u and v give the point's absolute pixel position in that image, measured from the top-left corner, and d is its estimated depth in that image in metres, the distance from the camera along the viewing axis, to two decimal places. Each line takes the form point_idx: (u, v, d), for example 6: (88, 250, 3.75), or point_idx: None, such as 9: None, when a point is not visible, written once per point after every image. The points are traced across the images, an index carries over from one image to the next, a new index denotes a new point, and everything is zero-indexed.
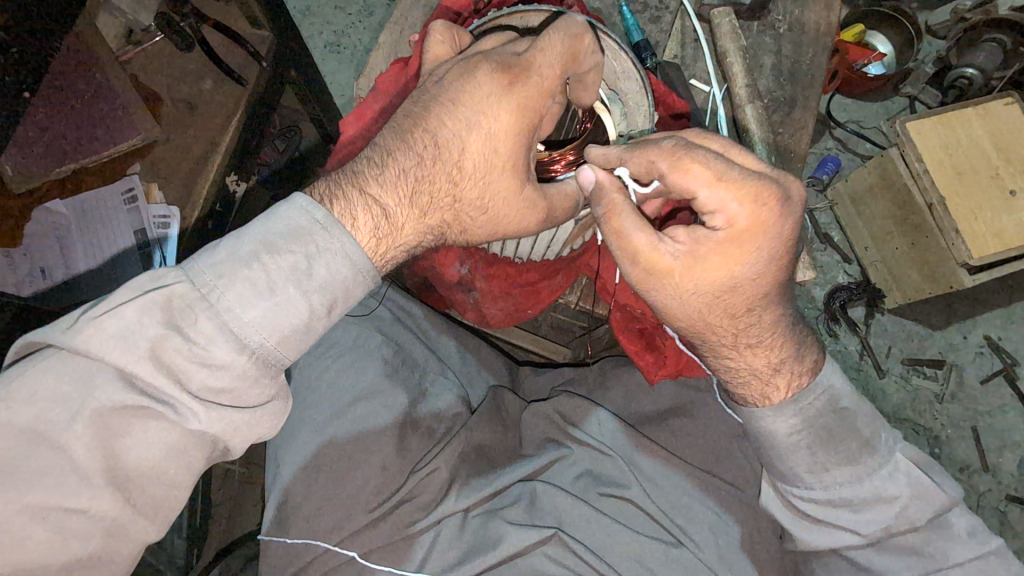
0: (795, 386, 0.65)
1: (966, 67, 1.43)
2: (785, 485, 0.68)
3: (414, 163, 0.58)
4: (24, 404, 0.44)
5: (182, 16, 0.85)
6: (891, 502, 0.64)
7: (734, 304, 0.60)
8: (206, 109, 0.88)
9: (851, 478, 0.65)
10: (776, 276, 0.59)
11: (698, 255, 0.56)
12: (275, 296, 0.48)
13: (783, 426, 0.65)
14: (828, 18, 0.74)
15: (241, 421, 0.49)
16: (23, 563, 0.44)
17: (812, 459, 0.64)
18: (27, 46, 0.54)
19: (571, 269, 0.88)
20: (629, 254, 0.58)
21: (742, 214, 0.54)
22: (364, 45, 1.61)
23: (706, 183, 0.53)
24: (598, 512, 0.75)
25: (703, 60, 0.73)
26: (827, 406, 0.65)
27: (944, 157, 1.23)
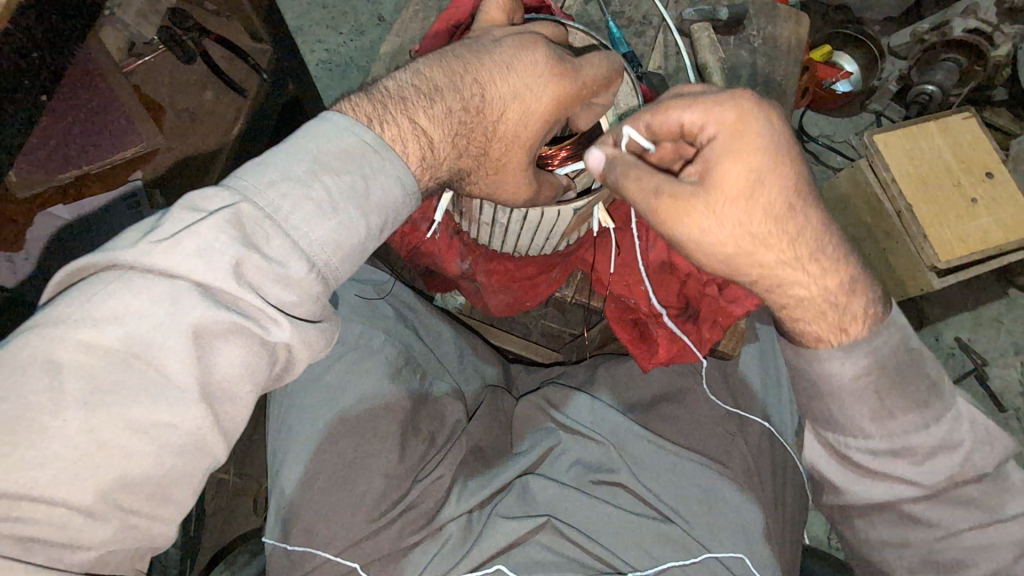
0: (865, 323, 0.62)
1: (926, 84, 1.52)
2: (843, 441, 0.67)
3: (459, 107, 0.61)
4: (111, 320, 0.44)
5: (184, 30, 0.90)
6: (956, 450, 0.64)
7: (770, 205, 0.57)
8: (207, 118, 0.92)
9: (918, 425, 0.63)
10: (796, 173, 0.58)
11: (710, 163, 0.57)
12: (338, 213, 0.52)
13: (850, 369, 0.61)
14: (798, 34, 0.80)
15: (312, 332, 0.52)
16: (121, 479, 0.44)
17: (880, 405, 0.63)
18: (48, 53, 0.56)
19: (568, 264, 0.92)
20: (663, 199, 0.57)
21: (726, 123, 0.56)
22: (356, 63, 1.65)
23: (685, 107, 0.58)
24: (592, 496, 0.78)
25: (685, 71, 0.77)
26: (898, 348, 0.62)
27: (909, 168, 1.31)
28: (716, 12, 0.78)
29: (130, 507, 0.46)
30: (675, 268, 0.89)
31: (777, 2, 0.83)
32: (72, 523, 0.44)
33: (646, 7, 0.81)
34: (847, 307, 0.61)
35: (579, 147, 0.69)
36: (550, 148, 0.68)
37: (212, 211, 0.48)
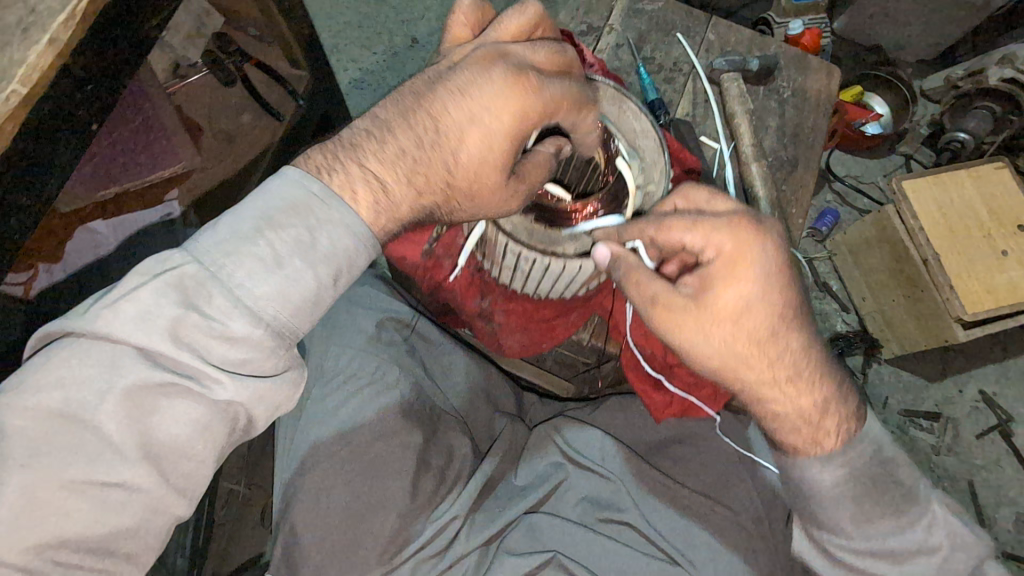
0: (844, 433, 0.66)
1: (957, 131, 1.52)
2: (821, 536, 0.69)
3: (413, 143, 0.59)
4: (53, 387, 0.46)
5: (227, 54, 0.94)
6: (933, 554, 0.65)
7: (754, 330, 0.60)
8: (245, 141, 0.97)
9: (894, 528, 0.66)
10: (785, 295, 0.60)
11: (706, 285, 0.60)
12: (285, 268, 0.51)
13: (828, 476, 0.66)
14: (828, 87, 0.80)
15: (263, 388, 0.52)
16: (61, 537, 0.46)
17: (855, 510, 0.66)
18: (103, 87, 0.60)
19: (587, 308, 0.92)
20: (655, 306, 0.62)
21: (724, 255, 0.59)
22: (387, 83, 1.69)
23: (687, 229, 0.59)
24: (600, 535, 0.77)
25: (713, 119, 0.78)
26: (872, 457, 0.66)
27: (938, 216, 1.29)
28: (747, 62, 0.78)
29: (73, 562, 0.46)
30: None
31: (808, 54, 0.83)
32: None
33: (677, 54, 0.81)
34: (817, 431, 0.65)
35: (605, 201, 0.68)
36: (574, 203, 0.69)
37: (155, 274, 0.49)
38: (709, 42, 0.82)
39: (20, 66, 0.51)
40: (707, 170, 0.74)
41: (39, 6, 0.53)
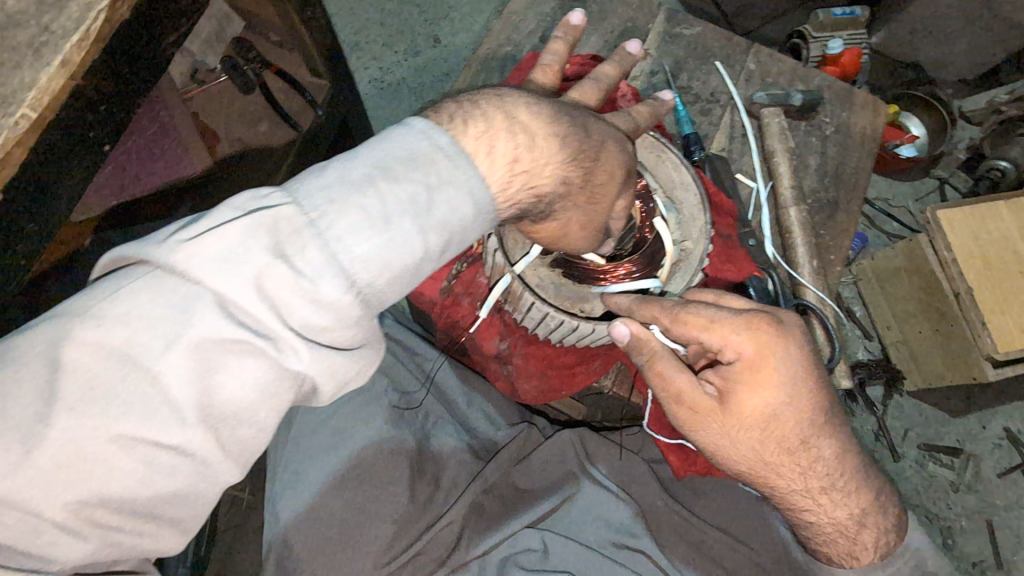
0: (881, 543, 0.68)
1: (999, 159, 1.46)
2: None
3: (566, 117, 0.57)
4: (122, 323, 0.42)
5: (247, 61, 0.90)
6: None
7: (785, 439, 0.62)
8: (258, 151, 0.93)
9: None
10: (811, 402, 0.61)
11: (731, 386, 0.60)
12: (390, 227, 0.47)
13: None
14: (875, 124, 0.76)
15: (338, 361, 0.48)
16: (103, 495, 0.42)
17: None
18: (117, 108, 0.57)
19: (609, 356, 0.89)
20: (680, 403, 0.62)
21: (748, 357, 0.59)
22: (408, 83, 1.65)
23: (703, 330, 0.58)
24: (612, 562, 0.76)
25: (751, 156, 0.74)
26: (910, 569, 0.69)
27: (974, 249, 1.23)
28: (789, 96, 0.74)
29: (110, 523, 0.43)
30: None
31: (855, 88, 0.79)
32: (45, 533, 0.41)
33: (715, 83, 0.77)
34: (840, 519, 0.67)
35: (642, 261, 0.67)
36: (609, 264, 0.67)
37: (253, 212, 0.46)
38: (750, 72, 0.78)
39: (32, 88, 0.49)
40: (741, 212, 0.70)
41: (52, 24, 0.50)
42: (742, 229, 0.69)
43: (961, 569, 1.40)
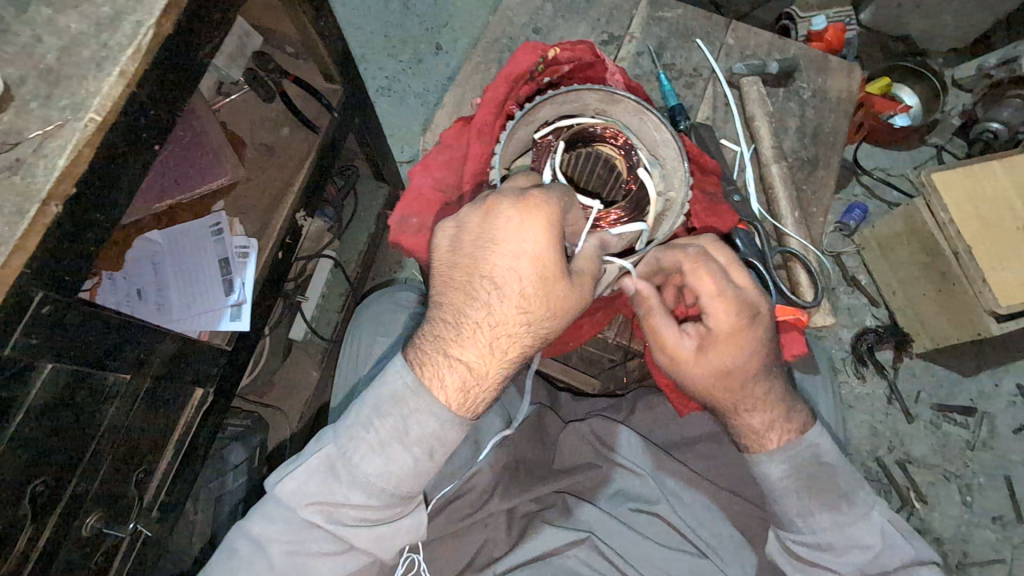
0: (785, 438, 0.69)
1: (990, 122, 1.49)
2: (782, 534, 0.73)
3: None
4: None
5: (267, 72, 0.99)
6: (867, 549, 0.69)
7: (728, 384, 0.67)
8: (283, 152, 1.00)
9: (831, 522, 0.69)
10: (727, 355, 0.65)
11: (720, 337, 0.64)
12: None
13: (774, 470, 0.69)
14: (849, 87, 0.82)
15: None
16: None
17: (799, 498, 0.69)
18: (164, 110, 0.64)
19: (613, 306, 0.73)
20: (582, 294, 0.56)
21: (730, 324, 0.63)
22: (414, 90, 1.74)
23: (707, 295, 0.63)
24: (628, 526, 0.84)
25: (733, 123, 0.80)
26: (809, 459, 0.68)
27: (970, 208, 1.26)
28: (766, 66, 0.80)
29: None
30: None
31: (828, 54, 0.84)
32: None
33: (696, 59, 0.83)
34: (766, 425, 0.69)
35: (633, 210, 0.58)
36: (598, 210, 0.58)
37: None
38: (729, 47, 0.84)
39: (97, 96, 0.57)
40: (727, 171, 0.75)
41: (109, 41, 0.59)
42: (728, 186, 0.73)
43: (980, 524, 1.43)
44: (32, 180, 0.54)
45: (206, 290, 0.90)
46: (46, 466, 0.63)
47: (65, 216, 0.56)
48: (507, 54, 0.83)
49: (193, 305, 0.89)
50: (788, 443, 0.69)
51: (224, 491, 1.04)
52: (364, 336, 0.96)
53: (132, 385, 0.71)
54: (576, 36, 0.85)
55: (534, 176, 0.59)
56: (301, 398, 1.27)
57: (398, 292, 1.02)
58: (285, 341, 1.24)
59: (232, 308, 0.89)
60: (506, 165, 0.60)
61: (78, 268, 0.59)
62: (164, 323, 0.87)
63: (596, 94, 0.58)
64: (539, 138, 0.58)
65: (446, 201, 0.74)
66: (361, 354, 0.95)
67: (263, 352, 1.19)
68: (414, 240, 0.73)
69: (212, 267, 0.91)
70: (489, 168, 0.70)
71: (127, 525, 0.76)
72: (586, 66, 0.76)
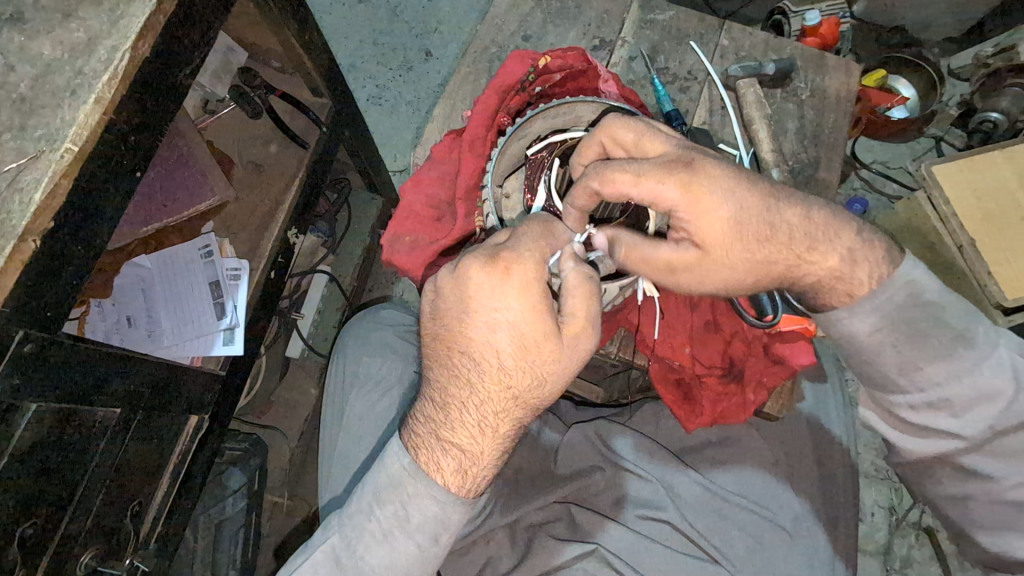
0: (876, 277, 0.56)
1: (989, 111, 1.46)
2: (884, 397, 0.62)
3: None
4: None
5: (253, 88, 0.98)
6: (997, 400, 0.56)
7: (765, 235, 0.55)
8: (272, 170, 0.97)
9: (947, 375, 0.57)
10: (718, 217, 0.54)
11: (686, 209, 0.54)
12: None
13: (861, 326, 0.57)
14: (848, 86, 0.80)
15: None
16: None
17: (901, 358, 0.57)
18: (143, 135, 0.62)
19: (613, 322, 0.71)
20: (574, 354, 0.55)
21: (674, 188, 0.53)
22: (405, 97, 1.71)
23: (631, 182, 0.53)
24: (638, 534, 0.82)
25: (731, 127, 0.78)
26: (908, 300, 0.56)
27: (972, 202, 1.25)
28: (763, 67, 0.78)
29: None
30: (721, 326, 0.72)
31: (825, 51, 0.82)
32: None
33: (691, 62, 0.81)
34: (835, 265, 0.56)
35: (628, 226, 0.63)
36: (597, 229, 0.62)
37: None
38: (724, 48, 0.82)
39: (72, 125, 0.55)
40: None
41: (85, 68, 0.57)
42: None
43: None
44: (7, 217, 0.52)
45: (198, 314, 0.88)
46: (35, 508, 0.61)
47: (45, 251, 0.54)
48: (497, 63, 0.81)
49: (184, 330, 0.87)
50: (877, 281, 0.56)
51: (224, 517, 1.01)
52: (351, 356, 0.95)
53: (125, 417, 0.69)
54: (566, 42, 0.83)
55: (527, 193, 0.60)
56: (299, 416, 1.25)
57: (384, 308, 1.01)
58: (281, 360, 1.22)
59: (225, 332, 0.87)
60: (499, 182, 0.60)
61: (58, 304, 0.57)
62: (156, 351, 0.84)
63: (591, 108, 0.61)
64: (532, 155, 0.60)
65: (439, 217, 0.72)
66: (352, 372, 0.94)
67: (259, 372, 1.17)
68: (406, 259, 0.71)
69: (204, 291, 0.89)
70: (481, 183, 0.68)
71: (124, 561, 0.75)
72: (578, 74, 0.74)
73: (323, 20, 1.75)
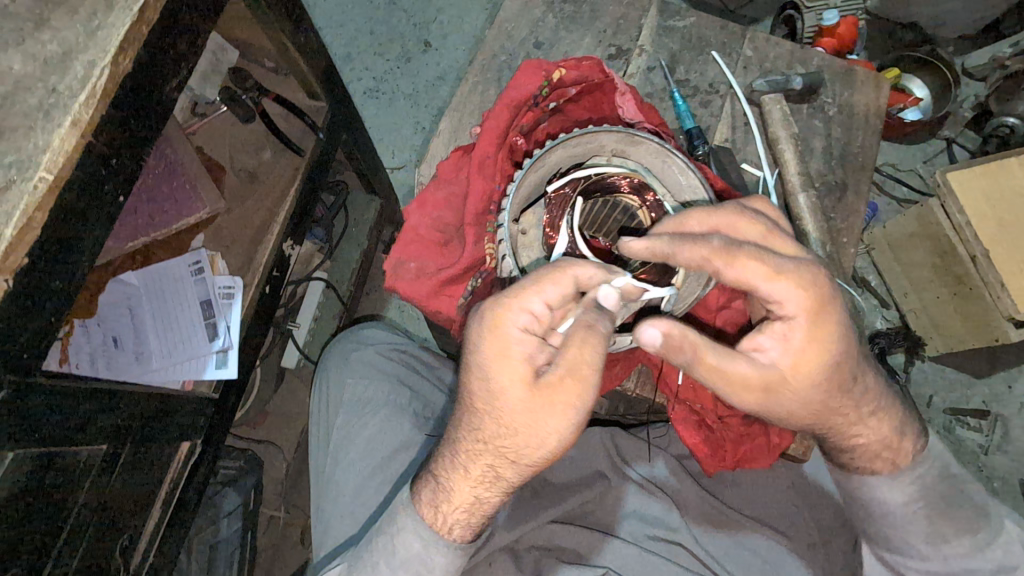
0: (903, 457, 0.64)
1: (1006, 116, 1.44)
2: (891, 555, 0.68)
3: None
4: None
5: (245, 90, 0.93)
6: (1014, 574, 0.63)
7: (844, 396, 0.57)
8: (265, 178, 0.92)
9: (971, 547, 0.64)
10: (839, 378, 0.55)
11: (795, 360, 0.53)
12: None
13: (898, 496, 0.65)
14: (878, 101, 0.75)
15: None
16: None
17: (930, 529, 0.64)
18: (127, 158, 0.57)
19: (632, 358, 0.70)
20: (554, 410, 0.49)
21: (806, 309, 0.51)
22: (403, 91, 1.65)
23: (763, 277, 0.50)
24: (652, 556, 0.78)
25: (754, 145, 0.74)
26: (939, 478, 0.65)
27: (992, 211, 1.20)
28: (790, 82, 0.73)
29: None
30: None
31: (855, 64, 0.78)
32: None
33: (712, 74, 0.77)
34: (878, 442, 0.63)
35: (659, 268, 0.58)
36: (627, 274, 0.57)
37: None
38: (747, 59, 0.77)
39: (47, 152, 0.50)
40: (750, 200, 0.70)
41: (59, 85, 0.52)
42: None
43: None
44: None
45: (189, 335, 0.85)
46: (12, 559, 0.57)
47: (19, 290, 0.50)
48: (507, 73, 0.76)
49: (176, 351, 0.84)
50: (910, 463, 0.64)
51: (218, 538, 0.99)
52: (336, 377, 0.92)
53: (109, 455, 0.65)
54: (581, 50, 0.78)
55: (547, 230, 0.57)
56: (296, 427, 1.22)
57: (368, 328, 0.97)
58: (276, 370, 1.19)
59: (218, 354, 0.83)
60: (516, 217, 0.56)
61: (37, 343, 0.53)
62: (145, 374, 0.80)
63: (613, 136, 0.57)
64: (553, 191, 0.57)
65: (446, 241, 0.68)
66: (339, 394, 0.90)
67: (254, 384, 1.13)
68: (410, 287, 0.67)
69: (196, 309, 0.85)
70: (492, 207, 0.64)
71: None
72: (595, 87, 0.69)
73: (317, 7, 1.67)
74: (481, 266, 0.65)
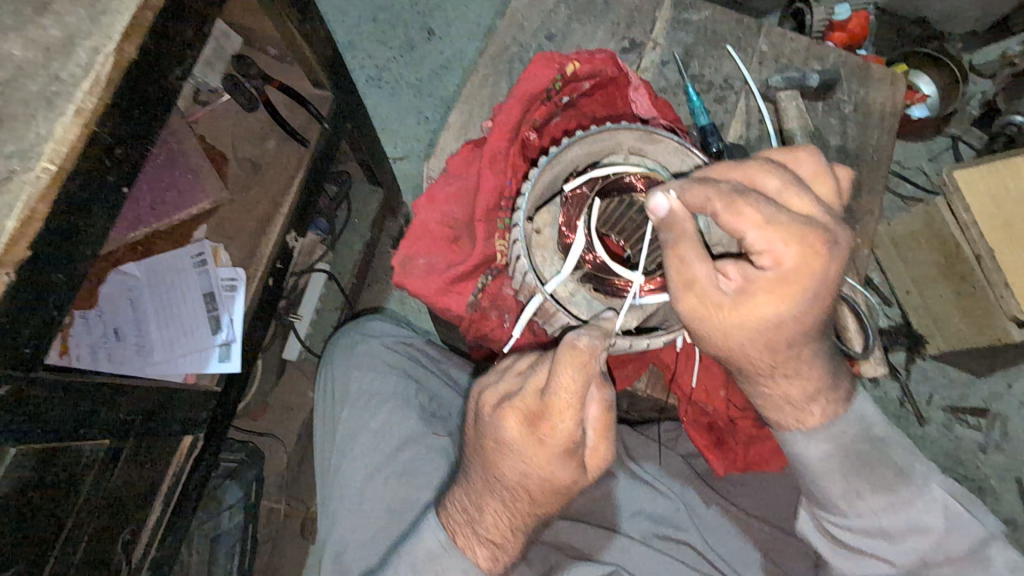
0: (831, 413, 0.61)
1: (1013, 115, 1.43)
2: (817, 511, 0.66)
3: None
4: None
5: (248, 77, 0.90)
6: (927, 532, 0.61)
7: (774, 348, 0.54)
8: (269, 168, 0.90)
9: (884, 504, 0.62)
10: (783, 329, 0.52)
11: (756, 293, 0.51)
12: None
13: (813, 452, 0.61)
14: (893, 99, 0.74)
15: None
16: None
17: (844, 485, 0.62)
18: (131, 147, 0.55)
19: (645, 359, 0.72)
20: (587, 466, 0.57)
21: (789, 256, 0.48)
22: (405, 79, 1.63)
23: (757, 225, 0.48)
24: (661, 554, 0.79)
25: (768, 142, 0.73)
26: (860, 436, 0.61)
27: (995, 209, 1.19)
28: (806, 79, 0.72)
29: None
30: None
31: (871, 61, 0.77)
32: None
33: (727, 69, 0.75)
34: (812, 398, 0.60)
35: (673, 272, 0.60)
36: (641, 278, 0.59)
37: None
38: (762, 54, 0.76)
39: (49, 141, 0.49)
40: None
41: (62, 72, 0.50)
42: None
43: None
44: None
45: (191, 328, 0.83)
46: (13, 554, 0.56)
47: (21, 284, 0.48)
48: (519, 65, 0.75)
49: (177, 345, 0.82)
50: (830, 420, 0.61)
51: (219, 531, 0.98)
52: (341, 371, 0.90)
53: (111, 449, 0.64)
54: (594, 42, 0.77)
55: (563, 228, 0.58)
56: (297, 420, 1.21)
57: (374, 321, 0.96)
58: (277, 363, 1.18)
59: (221, 347, 0.82)
60: (531, 215, 0.57)
61: (38, 337, 0.51)
62: (147, 368, 0.78)
63: (630, 133, 0.57)
64: (570, 190, 0.58)
65: (457, 237, 0.67)
66: (343, 389, 0.89)
67: (256, 376, 1.12)
68: (420, 283, 0.66)
69: (199, 302, 0.84)
70: (504, 203, 0.63)
71: None
72: (608, 82, 0.68)
73: None
74: (493, 264, 0.66)
